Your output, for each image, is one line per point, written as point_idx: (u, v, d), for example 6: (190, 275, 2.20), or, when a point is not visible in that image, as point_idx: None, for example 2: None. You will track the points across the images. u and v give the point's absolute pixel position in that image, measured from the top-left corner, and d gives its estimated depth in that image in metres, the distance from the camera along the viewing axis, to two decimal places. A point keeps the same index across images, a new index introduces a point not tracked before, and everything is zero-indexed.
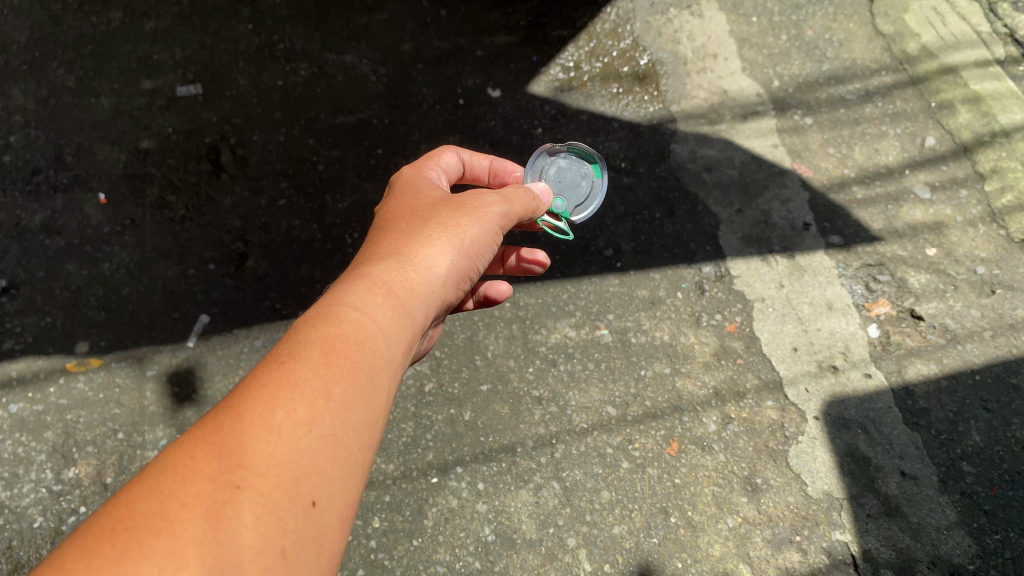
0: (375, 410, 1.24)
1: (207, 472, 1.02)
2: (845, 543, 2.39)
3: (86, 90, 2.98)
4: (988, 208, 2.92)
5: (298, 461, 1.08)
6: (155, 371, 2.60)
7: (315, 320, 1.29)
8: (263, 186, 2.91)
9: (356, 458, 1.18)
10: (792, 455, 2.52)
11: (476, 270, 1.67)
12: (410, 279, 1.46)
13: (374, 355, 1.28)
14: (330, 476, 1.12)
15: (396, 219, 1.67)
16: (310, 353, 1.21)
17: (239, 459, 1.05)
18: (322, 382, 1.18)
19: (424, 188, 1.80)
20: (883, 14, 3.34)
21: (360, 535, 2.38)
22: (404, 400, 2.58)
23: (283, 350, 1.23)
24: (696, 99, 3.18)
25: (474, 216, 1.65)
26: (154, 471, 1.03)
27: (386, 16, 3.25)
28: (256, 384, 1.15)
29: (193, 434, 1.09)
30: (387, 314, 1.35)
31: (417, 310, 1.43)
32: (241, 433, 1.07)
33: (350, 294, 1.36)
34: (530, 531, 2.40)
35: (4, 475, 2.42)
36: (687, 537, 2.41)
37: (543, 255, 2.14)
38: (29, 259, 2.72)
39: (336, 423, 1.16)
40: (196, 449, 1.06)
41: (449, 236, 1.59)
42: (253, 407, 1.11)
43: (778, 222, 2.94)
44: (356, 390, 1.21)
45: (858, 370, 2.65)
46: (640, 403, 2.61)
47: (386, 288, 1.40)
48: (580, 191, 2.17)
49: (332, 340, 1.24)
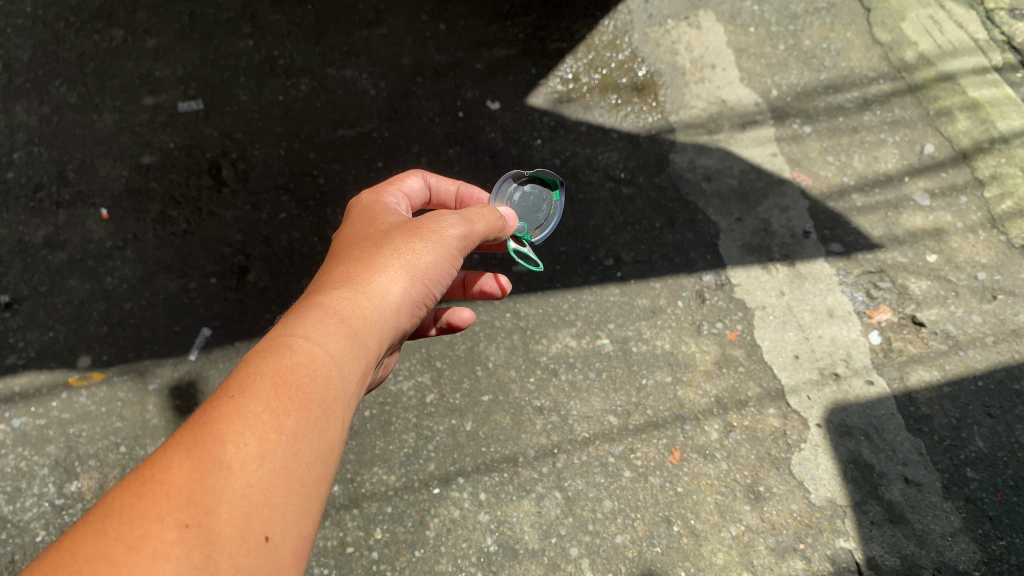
0: (328, 440, 1.24)
1: (155, 512, 1.02)
2: (849, 550, 2.38)
3: (89, 107, 3.00)
4: (988, 214, 2.93)
5: (249, 497, 1.09)
6: (157, 384, 2.60)
7: (265, 353, 1.28)
8: (264, 200, 2.92)
9: (310, 490, 1.18)
10: (795, 463, 2.51)
11: (435, 296, 1.67)
12: (365, 308, 1.46)
13: (326, 386, 1.28)
14: (283, 510, 1.12)
15: (352, 244, 1.66)
16: (260, 385, 1.21)
17: (186, 498, 1.04)
18: (272, 414, 1.18)
19: (382, 210, 1.79)
20: (880, 23, 3.36)
21: (362, 546, 2.37)
22: (405, 410, 2.58)
23: (233, 383, 1.23)
24: (694, 109, 3.20)
25: (429, 238, 1.62)
26: (100, 513, 1.03)
27: (385, 31, 3.28)
28: (205, 421, 1.15)
29: (141, 472, 1.08)
30: (340, 345, 1.35)
31: (371, 340, 1.44)
32: (191, 470, 1.07)
33: (302, 325, 1.36)
34: (532, 541, 2.39)
35: (6, 490, 2.42)
36: (690, 545, 2.40)
37: (504, 277, 2.09)
38: (32, 274, 2.73)
39: (288, 456, 1.16)
40: (144, 490, 1.05)
41: (408, 259, 1.58)
42: (202, 443, 1.11)
43: (778, 230, 2.94)
44: (308, 421, 1.22)
45: (859, 377, 2.64)
46: (642, 412, 2.60)
47: (339, 318, 1.40)
48: (540, 215, 2.18)
49: (283, 372, 1.24)
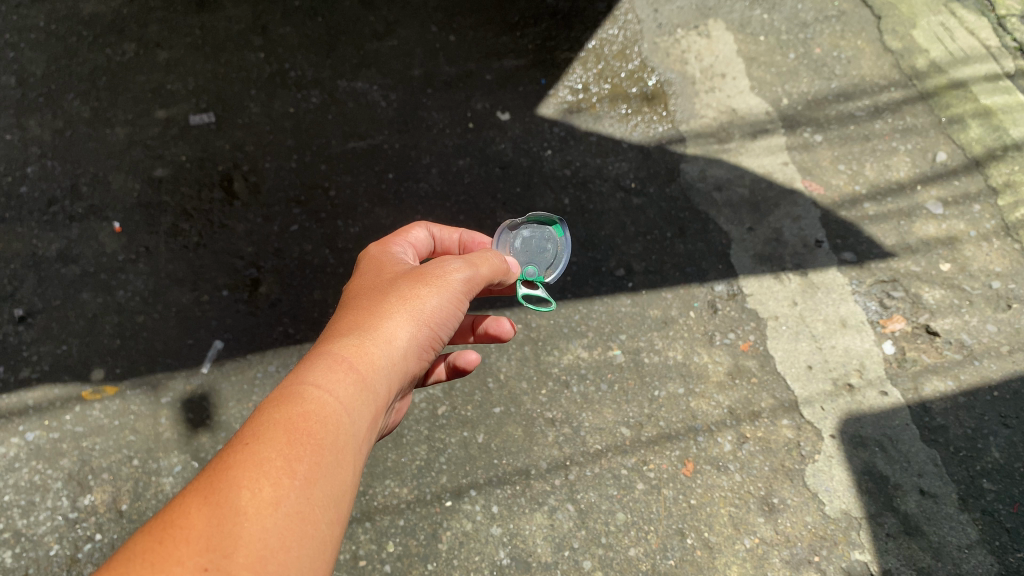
0: (340, 485, 1.24)
1: (174, 557, 1.02)
2: (864, 563, 2.36)
3: (101, 121, 3.03)
4: (1002, 222, 2.92)
5: (265, 541, 1.08)
6: (170, 397, 2.61)
7: (277, 401, 1.29)
8: (275, 213, 2.93)
9: (323, 534, 1.18)
10: (809, 475, 2.50)
11: (441, 339, 1.66)
12: (373, 353, 1.46)
13: (337, 431, 1.28)
14: (297, 554, 1.11)
15: (361, 292, 1.66)
16: (273, 432, 1.22)
17: (205, 543, 1.04)
18: (286, 460, 1.18)
19: (389, 261, 1.79)
20: (891, 31, 3.34)
21: (375, 559, 2.37)
22: (417, 423, 2.57)
23: (246, 431, 1.23)
24: (705, 118, 3.19)
25: (435, 281, 1.62)
26: (121, 559, 1.03)
27: (396, 42, 3.29)
28: (219, 468, 1.15)
29: (162, 518, 1.08)
30: (350, 392, 1.35)
31: (380, 385, 1.43)
32: (209, 516, 1.08)
33: (312, 373, 1.36)
34: (545, 554, 2.39)
35: (21, 503, 2.43)
36: (704, 558, 2.39)
37: (509, 319, 2.07)
38: (46, 287, 2.74)
39: (302, 501, 1.16)
40: (164, 535, 1.05)
41: (412, 304, 1.57)
42: (219, 490, 1.11)
43: (790, 239, 2.93)
44: (321, 466, 1.21)
45: (874, 387, 2.63)
46: (654, 423, 2.59)
47: (348, 364, 1.40)
48: (546, 256, 2.13)
49: (295, 419, 1.25)
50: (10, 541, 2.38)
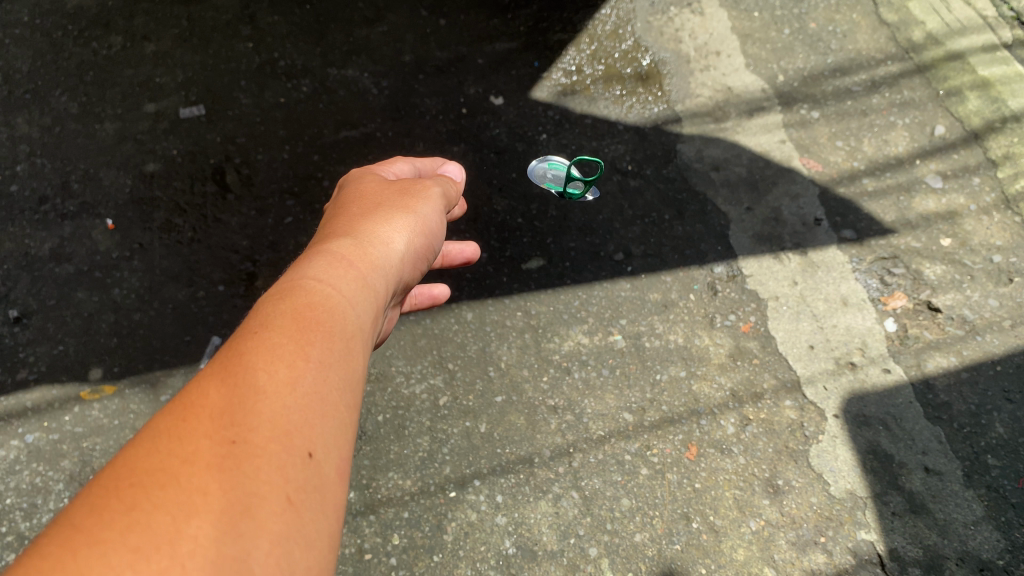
0: (357, 366, 1.13)
1: (197, 433, 0.91)
2: (871, 542, 2.31)
3: (90, 116, 3.01)
4: (1002, 194, 2.94)
5: (289, 414, 0.97)
6: (168, 395, 2.55)
7: (279, 293, 1.18)
8: (269, 205, 2.90)
9: (346, 411, 1.06)
10: (813, 455, 2.46)
11: (427, 252, 1.63)
12: (373, 254, 1.38)
13: (350, 322, 1.17)
14: (324, 428, 1.00)
15: (348, 203, 1.59)
16: (284, 319, 1.11)
17: (225, 419, 0.93)
18: (301, 344, 1.07)
19: (365, 179, 1.74)
20: (886, 4, 3.41)
21: (380, 552, 2.27)
22: (418, 414, 2.51)
23: (253, 323, 1.11)
24: (700, 98, 3.21)
25: (413, 207, 1.60)
26: (143, 439, 0.91)
27: (385, 28, 3.31)
28: (232, 353, 1.04)
29: (178, 402, 0.97)
30: (354, 286, 1.25)
31: (383, 284, 1.35)
32: (228, 394, 0.97)
33: (313, 268, 1.26)
34: (551, 542, 2.30)
35: (23, 506, 2.34)
36: (710, 542, 2.31)
37: (467, 247, 2.09)
38: (39, 286, 2.69)
39: (321, 381, 1.04)
40: (184, 414, 0.94)
41: (401, 219, 1.53)
42: (235, 370, 1.00)
43: (790, 218, 2.94)
44: (338, 350, 1.10)
45: (876, 365, 2.61)
46: (657, 408, 2.54)
47: (348, 262, 1.30)
48: None
49: (304, 308, 1.13)
50: (13, 544, 2.29)
